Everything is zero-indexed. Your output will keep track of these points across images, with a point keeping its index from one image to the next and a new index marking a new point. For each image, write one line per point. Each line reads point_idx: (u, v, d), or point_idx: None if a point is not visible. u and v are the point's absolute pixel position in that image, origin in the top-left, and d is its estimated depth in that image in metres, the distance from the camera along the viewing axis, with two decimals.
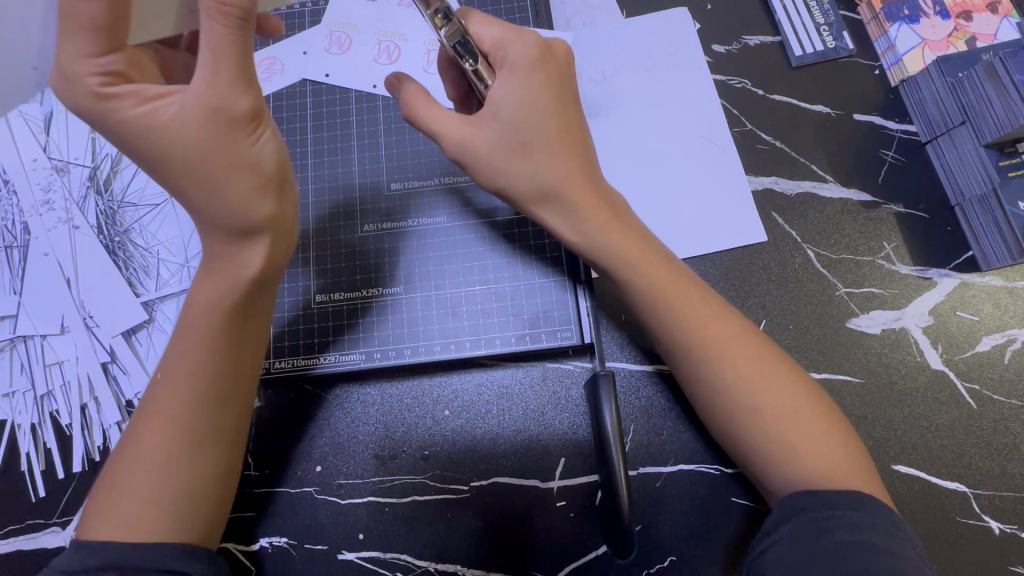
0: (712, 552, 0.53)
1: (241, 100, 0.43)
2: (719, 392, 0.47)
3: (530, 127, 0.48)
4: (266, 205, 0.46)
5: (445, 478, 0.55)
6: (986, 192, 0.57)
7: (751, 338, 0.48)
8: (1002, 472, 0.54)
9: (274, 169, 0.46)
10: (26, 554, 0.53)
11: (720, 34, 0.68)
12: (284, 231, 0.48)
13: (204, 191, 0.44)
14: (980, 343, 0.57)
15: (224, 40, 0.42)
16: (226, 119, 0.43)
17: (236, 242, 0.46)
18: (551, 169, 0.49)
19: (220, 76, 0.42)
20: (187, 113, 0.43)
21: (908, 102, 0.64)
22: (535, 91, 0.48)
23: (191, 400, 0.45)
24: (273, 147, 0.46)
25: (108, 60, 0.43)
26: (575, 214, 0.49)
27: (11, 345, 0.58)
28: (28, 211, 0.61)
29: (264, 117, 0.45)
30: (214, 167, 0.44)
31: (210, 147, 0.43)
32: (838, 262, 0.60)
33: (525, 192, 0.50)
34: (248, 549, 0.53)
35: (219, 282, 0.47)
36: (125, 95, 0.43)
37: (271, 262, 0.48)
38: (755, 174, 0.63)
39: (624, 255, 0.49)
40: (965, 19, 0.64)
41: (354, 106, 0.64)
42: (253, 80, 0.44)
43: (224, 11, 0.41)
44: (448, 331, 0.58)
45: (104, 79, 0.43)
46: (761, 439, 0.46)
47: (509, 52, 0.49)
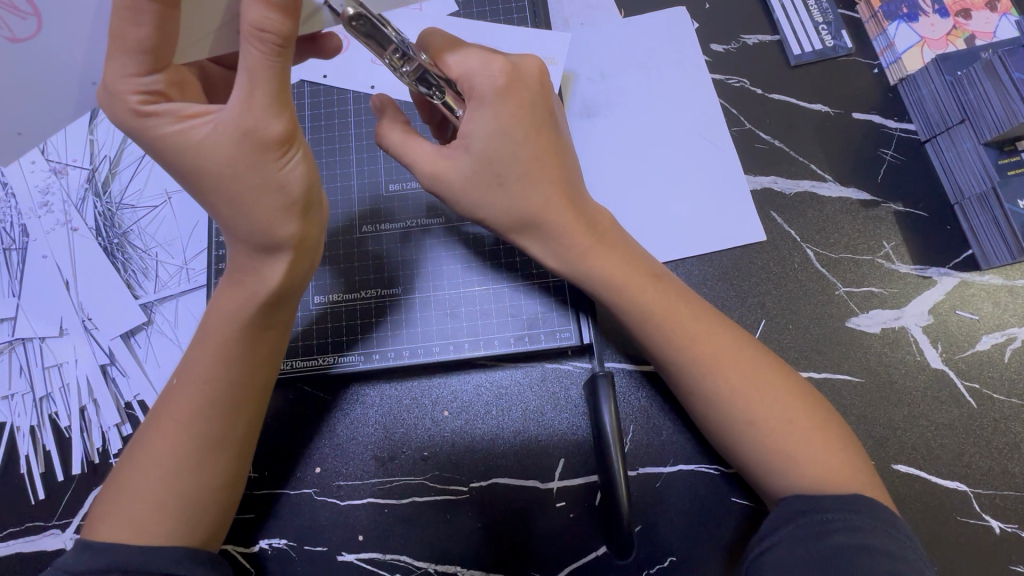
0: (712, 553, 0.53)
1: (273, 123, 0.41)
2: (716, 398, 0.47)
3: (504, 160, 0.47)
4: (290, 226, 0.44)
5: (445, 480, 0.55)
6: (986, 190, 0.56)
7: (746, 361, 0.47)
8: (1002, 471, 0.54)
9: (301, 193, 0.44)
10: (26, 556, 0.53)
11: (718, 33, 0.67)
12: (308, 249, 0.47)
13: (231, 207, 0.43)
14: (980, 342, 0.57)
15: (262, 66, 0.40)
16: (257, 142, 0.41)
17: (259, 257, 0.46)
18: (531, 200, 0.48)
19: (254, 100, 0.40)
20: (220, 134, 0.41)
21: (907, 101, 0.64)
22: (506, 124, 0.46)
23: (204, 407, 0.45)
24: (304, 170, 0.44)
25: (151, 79, 0.42)
26: (558, 240, 0.49)
27: (10, 347, 0.58)
28: (27, 213, 0.61)
29: (298, 139, 0.43)
30: (241, 187, 0.42)
31: (238, 168, 0.42)
32: (838, 261, 0.60)
33: (505, 223, 0.49)
34: (248, 550, 0.53)
35: (238, 297, 0.46)
36: (163, 113, 0.42)
37: (291, 279, 0.46)
38: (754, 173, 0.63)
39: (611, 278, 0.49)
40: (964, 17, 0.64)
41: (353, 107, 0.64)
42: (288, 104, 0.42)
43: (262, 38, 0.39)
44: (447, 332, 0.57)
45: (145, 97, 0.42)
46: (761, 444, 0.45)
47: (476, 84, 0.46)
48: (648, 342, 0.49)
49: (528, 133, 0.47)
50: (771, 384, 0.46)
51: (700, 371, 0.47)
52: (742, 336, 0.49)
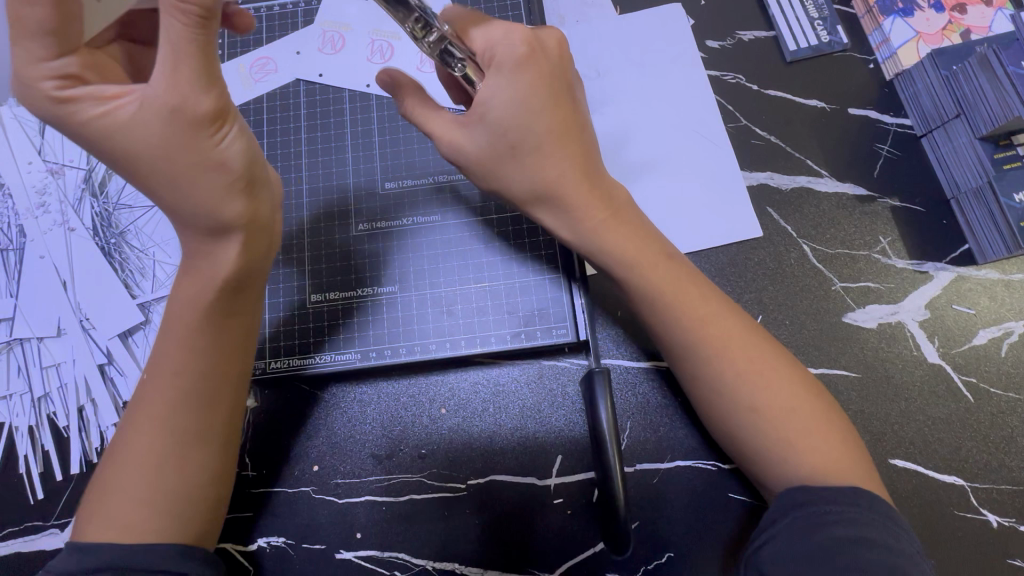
0: (709, 548, 0.53)
1: (201, 100, 0.41)
2: (713, 390, 0.47)
3: (520, 130, 0.47)
4: (237, 205, 0.45)
5: (442, 477, 0.55)
6: (981, 184, 0.57)
7: (749, 344, 0.47)
8: (999, 465, 0.54)
9: (242, 168, 0.44)
10: (25, 556, 0.53)
11: (714, 30, 0.67)
12: (261, 230, 0.47)
13: (172, 188, 0.44)
14: (977, 336, 0.57)
15: (186, 39, 0.40)
16: (187, 119, 0.42)
17: (210, 240, 0.46)
18: (545, 172, 0.48)
19: (181, 74, 0.41)
20: (146, 111, 0.41)
21: (903, 96, 0.64)
22: (523, 94, 0.46)
23: (201, 403, 0.45)
24: (242, 146, 0.44)
25: (60, 63, 0.42)
26: (570, 213, 0.49)
27: (8, 347, 0.58)
28: (24, 213, 0.61)
29: (230, 114, 0.43)
30: (178, 165, 0.43)
31: (171, 145, 0.42)
32: (834, 257, 0.60)
33: (520, 194, 0.50)
34: (246, 548, 0.53)
35: (196, 284, 0.46)
36: (83, 97, 0.42)
37: (247, 260, 0.47)
38: (749, 169, 0.63)
39: (621, 257, 0.49)
40: (960, 12, 0.64)
41: (349, 106, 0.64)
42: (216, 78, 0.42)
43: (183, 10, 0.39)
44: (444, 330, 0.58)
45: (60, 82, 0.42)
46: (759, 437, 0.45)
47: (498, 53, 0.46)
48: (658, 325, 0.49)
49: (546, 103, 0.47)
50: (777, 371, 0.46)
51: (705, 355, 0.47)
52: (748, 324, 0.49)
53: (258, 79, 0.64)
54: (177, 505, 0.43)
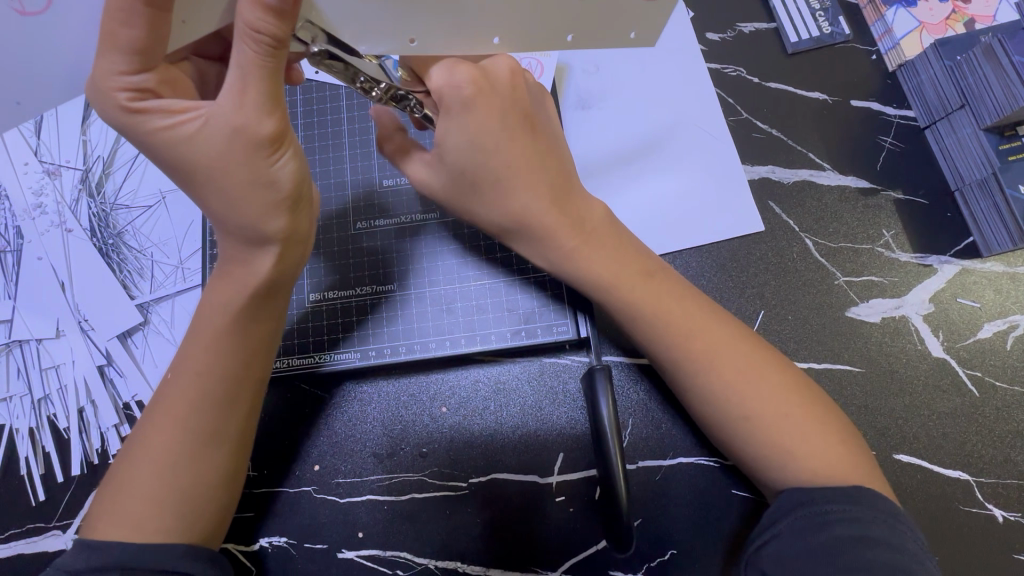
0: (712, 545, 0.52)
1: (265, 123, 0.41)
2: (713, 398, 0.46)
3: (480, 172, 0.47)
4: (280, 220, 0.44)
5: (444, 476, 0.55)
6: (986, 176, 0.56)
7: (738, 359, 0.46)
8: (1005, 459, 0.54)
9: (291, 188, 0.43)
10: (28, 556, 0.53)
11: (715, 22, 0.67)
12: (297, 241, 0.46)
13: (221, 201, 0.43)
14: (982, 330, 0.57)
15: (256, 64, 0.39)
16: (248, 141, 0.41)
17: (248, 248, 0.45)
18: (503, 209, 0.49)
19: (247, 99, 0.40)
20: (211, 130, 0.41)
21: (906, 87, 0.63)
22: (477, 134, 0.46)
23: (201, 403, 0.45)
24: (294, 167, 0.43)
25: (141, 77, 0.41)
26: (544, 242, 0.49)
27: (7, 349, 0.58)
28: (21, 215, 0.60)
29: (288, 137, 0.43)
30: (230, 181, 0.42)
31: (229, 165, 0.41)
32: (838, 251, 0.59)
33: (492, 227, 0.50)
34: (248, 549, 0.53)
35: (228, 287, 0.46)
36: (154, 109, 0.42)
37: (282, 269, 0.46)
38: (752, 163, 0.62)
39: (598, 280, 0.49)
40: (963, 1, 0.63)
41: (346, 103, 0.63)
42: (281, 102, 0.41)
43: (256, 39, 0.38)
44: (444, 329, 0.57)
45: (134, 93, 0.41)
46: (760, 436, 0.45)
47: (445, 97, 0.46)
48: (644, 337, 0.49)
49: (501, 140, 0.47)
50: (766, 386, 0.46)
51: (695, 373, 0.47)
52: (739, 334, 0.48)
53: None
54: (173, 504, 0.43)
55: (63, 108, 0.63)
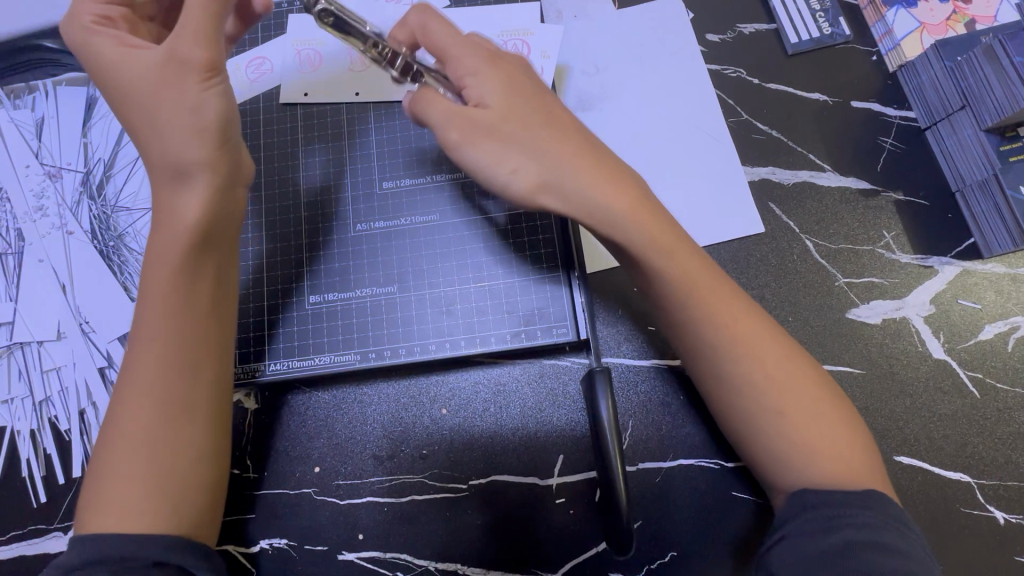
0: (713, 547, 0.52)
1: (197, 50, 0.45)
2: (728, 353, 0.46)
3: (520, 118, 0.48)
4: (203, 149, 0.46)
5: (444, 477, 0.55)
6: (987, 176, 0.56)
7: (775, 341, 0.46)
8: (1007, 461, 0.54)
9: (214, 121, 0.46)
10: (31, 558, 0.54)
11: (714, 23, 0.67)
12: (224, 186, 0.47)
13: (153, 132, 0.45)
14: (982, 332, 0.57)
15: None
16: (179, 64, 0.45)
17: (173, 188, 0.46)
18: (544, 162, 0.47)
19: (184, 25, 0.45)
20: (152, 56, 0.45)
21: (907, 88, 0.63)
22: (507, 88, 0.49)
23: (163, 369, 0.44)
24: (223, 101, 0.46)
25: (108, 7, 0.47)
26: (589, 192, 0.46)
27: (8, 351, 0.58)
28: (22, 217, 0.61)
29: (221, 73, 0.47)
30: (160, 103, 0.45)
31: (163, 86, 0.45)
32: (838, 252, 0.59)
33: (531, 181, 0.47)
34: (248, 550, 0.53)
35: (169, 237, 0.46)
36: (103, 32, 0.46)
37: (211, 211, 0.47)
38: (751, 164, 0.62)
39: (646, 240, 0.46)
40: (964, 2, 0.63)
41: (345, 107, 0.63)
42: (216, 39, 0.46)
43: None
44: (444, 330, 0.57)
45: (97, 18, 0.46)
46: (760, 401, 0.45)
47: (463, 57, 0.49)
48: (686, 323, 0.47)
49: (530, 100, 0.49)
50: (801, 373, 0.46)
51: (738, 356, 0.46)
52: (771, 327, 0.47)
53: (253, 79, 0.64)
54: (173, 506, 0.43)
55: (65, 111, 0.63)
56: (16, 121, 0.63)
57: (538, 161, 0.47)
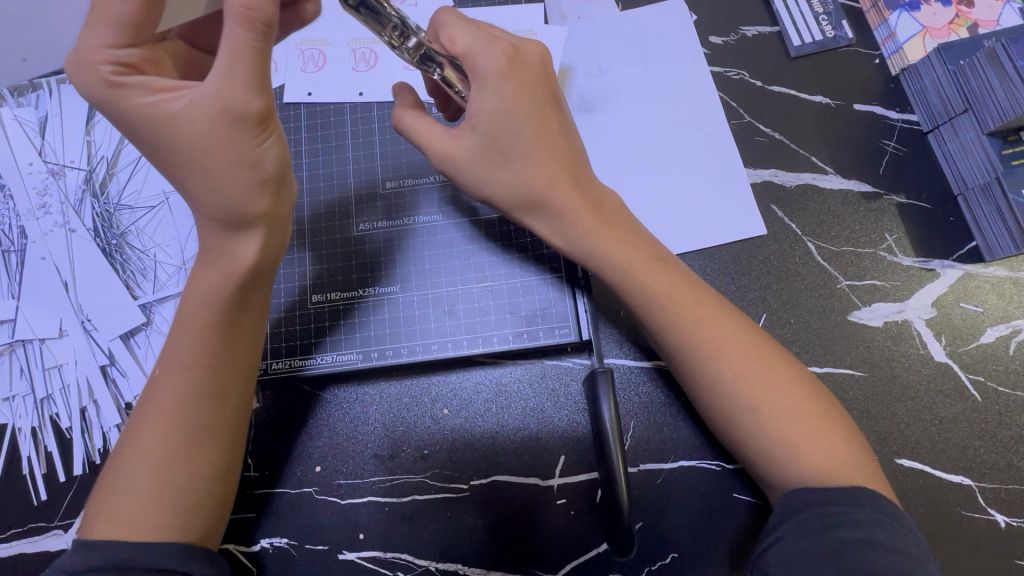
0: (713, 548, 0.52)
1: (252, 102, 0.42)
2: (694, 359, 0.47)
3: (508, 137, 0.48)
4: (263, 202, 0.45)
5: (444, 478, 0.55)
6: (989, 181, 0.56)
7: (745, 345, 0.47)
8: (1008, 465, 0.54)
9: (274, 172, 0.45)
10: (30, 556, 0.53)
11: (718, 25, 0.67)
12: (278, 226, 0.48)
13: (204, 181, 0.44)
14: (984, 335, 0.57)
15: (247, 46, 0.41)
16: (235, 120, 0.42)
17: (228, 234, 0.46)
18: (520, 186, 0.49)
19: (234, 79, 0.42)
20: (197, 110, 0.42)
21: (909, 91, 0.63)
22: (508, 103, 0.47)
23: (194, 396, 0.44)
24: (278, 152, 0.46)
25: (127, 52, 0.43)
26: (563, 219, 0.49)
27: (10, 349, 0.58)
28: (25, 215, 0.61)
29: (273, 121, 0.45)
30: (214, 162, 0.43)
31: (214, 144, 0.43)
32: (839, 255, 0.59)
33: (510, 202, 0.50)
34: (248, 549, 0.53)
35: (213, 276, 0.46)
36: (136, 85, 0.43)
37: (266, 255, 0.47)
38: (753, 166, 0.62)
39: (616, 258, 0.49)
40: (967, 6, 0.63)
41: (349, 106, 0.63)
42: (268, 87, 0.43)
43: (248, 18, 0.41)
44: (446, 330, 0.57)
45: (117, 67, 0.42)
46: (735, 402, 0.46)
47: (477, 62, 0.47)
48: (657, 327, 0.49)
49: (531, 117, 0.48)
50: (778, 377, 0.46)
51: (705, 357, 0.47)
52: (749, 329, 0.48)
53: None
54: (178, 512, 0.43)
55: (69, 109, 0.63)
56: (19, 118, 0.63)
57: (515, 185, 0.49)
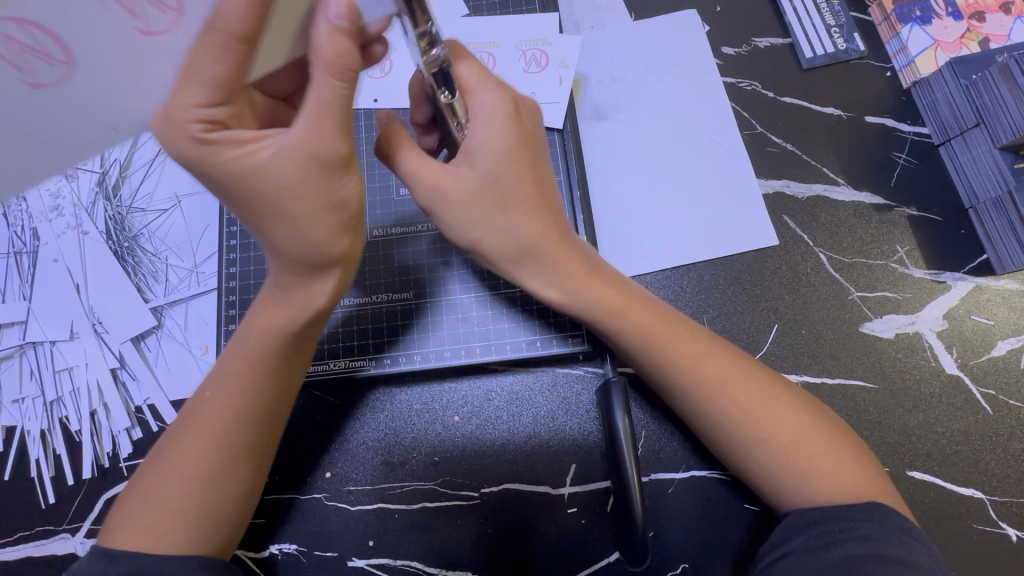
0: (724, 559, 0.52)
1: (339, 147, 0.41)
2: (699, 395, 0.47)
3: (508, 183, 0.47)
4: (343, 241, 0.44)
5: (455, 485, 0.55)
6: (1002, 195, 0.56)
7: (750, 385, 0.47)
8: (1019, 478, 0.54)
9: (357, 209, 0.43)
10: (38, 558, 0.53)
11: (730, 36, 0.67)
12: (352, 265, 0.46)
13: (286, 228, 0.42)
14: (995, 348, 0.57)
15: (333, 93, 0.40)
16: (322, 165, 0.40)
17: (306, 276, 0.45)
18: (514, 233, 0.48)
19: (322, 127, 0.40)
20: (284, 157, 0.40)
21: (921, 105, 0.63)
22: (511, 148, 0.46)
23: (234, 417, 0.44)
24: (359, 189, 0.43)
25: (216, 109, 0.40)
26: (556, 269, 0.49)
27: (21, 351, 0.58)
28: (38, 216, 0.60)
29: (355, 163, 0.43)
30: (302, 206, 0.41)
31: (302, 191, 0.41)
32: (851, 266, 0.60)
33: (502, 251, 0.48)
34: (258, 555, 0.53)
35: (284, 315, 0.45)
36: (223, 140, 0.40)
37: (336, 295, 0.46)
38: (765, 177, 0.62)
39: (608, 307, 0.49)
40: (978, 20, 0.63)
41: (363, 112, 0.64)
42: (350, 132, 0.42)
43: (338, 63, 0.39)
44: (459, 337, 0.57)
45: (207, 125, 0.40)
46: (740, 432, 0.46)
47: (483, 102, 0.47)
48: (661, 361, 0.48)
49: (529, 166, 0.48)
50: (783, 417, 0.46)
51: (707, 395, 0.47)
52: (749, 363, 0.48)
53: None
54: (201, 525, 0.43)
55: None
56: None
57: (510, 232, 0.48)
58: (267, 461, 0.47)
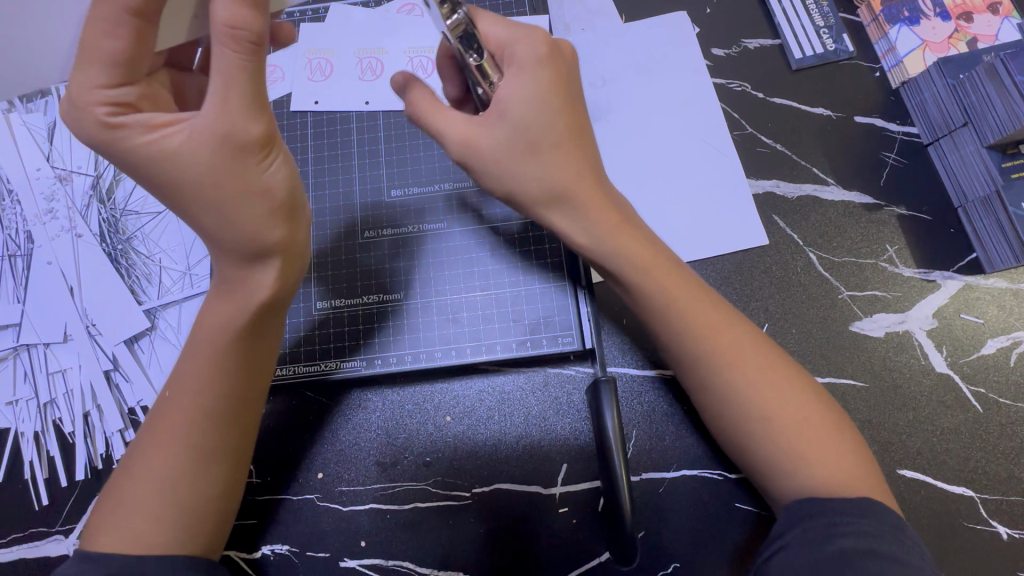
0: (716, 558, 0.52)
1: (253, 127, 0.42)
2: (709, 367, 0.47)
3: (539, 128, 0.48)
4: (279, 230, 0.45)
5: (446, 485, 0.55)
6: (990, 194, 0.56)
7: (760, 352, 0.47)
8: (1011, 475, 0.54)
9: (285, 196, 0.44)
10: (30, 561, 0.53)
11: (720, 37, 0.67)
12: (296, 254, 0.47)
13: (215, 216, 0.43)
14: (986, 346, 0.57)
15: (238, 69, 0.40)
16: (235, 146, 0.42)
17: (245, 266, 0.46)
18: (547, 176, 0.49)
19: (231, 102, 0.41)
20: (195, 140, 0.41)
21: (909, 104, 0.63)
22: (542, 92, 0.47)
23: (207, 416, 0.45)
24: (285, 172, 0.45)
25: (120, 91, 0.42)
26: (584, 215, 0.49)
27: (14, 353, 0.58)
28: (32, 220, 0.61)
29: (274, 141, 0.44)
30: (225, 192, 0.42)
31: (218, 173, 0.42)
32: (841, 265, 0.60)
33: (534, 193, 0.49)
34: (250, 556, 0.53)
35: (230, 307, 0.46)
36: (133, 124, 0.42)
37: (284, 285, 0.47)
38: (755, 177, 0.63)
39: (633, 259, 0.49)
40: (966, 20, 0.63)
41: (355, 115, 0.64)
42: (264, 106, 0.43)
43: (235, 37, 0.39)
44: (450, 338, 0.57)
45: (112, 108, 0.42)
46: (746, 414, 0.46)
47: (516, 50, 0.48)
48: (664, 334, 0.49)
49: (560, 110, 0.48)
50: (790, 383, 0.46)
51: (719, 363, 0.47)
52: (757, 336, 0.49)
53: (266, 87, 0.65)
54: (183, 526, 0.43)
55: None
56: (28, 125, 0.63)
57: (543, 175, 0.48)
58: (243, 458, 0.47)
